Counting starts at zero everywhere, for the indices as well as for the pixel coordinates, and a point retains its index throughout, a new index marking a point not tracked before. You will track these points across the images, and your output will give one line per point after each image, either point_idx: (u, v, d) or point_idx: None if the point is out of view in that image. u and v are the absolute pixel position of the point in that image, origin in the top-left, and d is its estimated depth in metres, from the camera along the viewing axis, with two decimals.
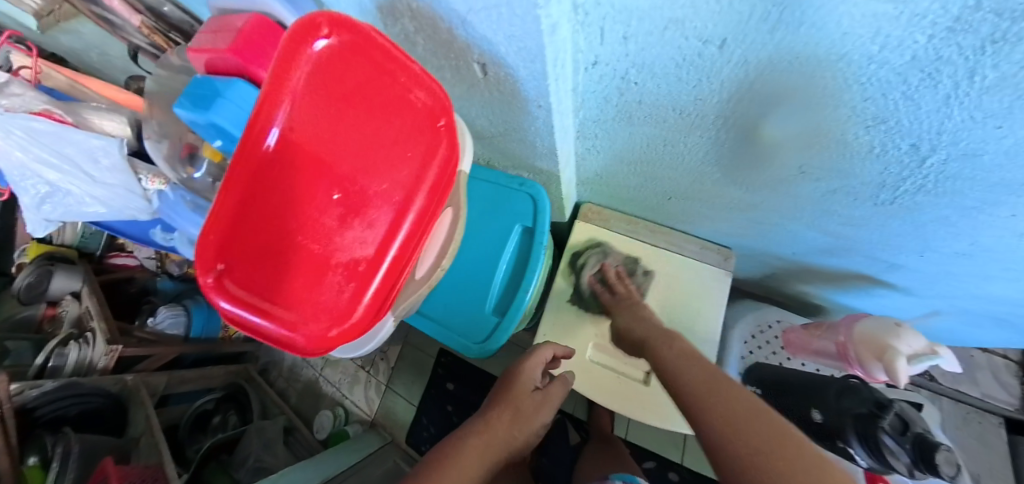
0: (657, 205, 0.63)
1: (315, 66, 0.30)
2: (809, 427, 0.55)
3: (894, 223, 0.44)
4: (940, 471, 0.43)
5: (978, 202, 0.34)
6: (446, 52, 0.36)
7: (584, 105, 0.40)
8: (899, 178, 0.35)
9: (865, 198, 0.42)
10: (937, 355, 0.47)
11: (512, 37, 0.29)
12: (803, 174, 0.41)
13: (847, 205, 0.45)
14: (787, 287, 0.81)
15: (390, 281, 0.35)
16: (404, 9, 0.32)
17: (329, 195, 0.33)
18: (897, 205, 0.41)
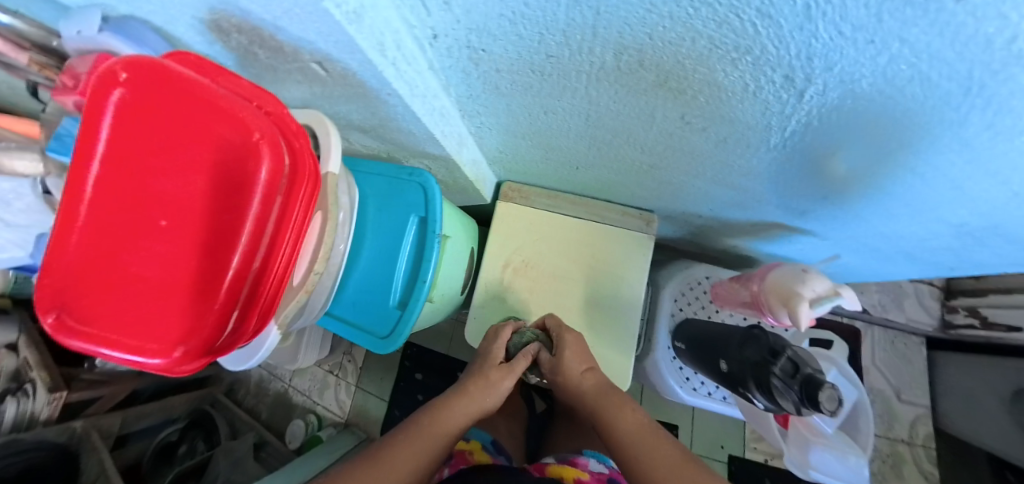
0: (569, 176, 0.62)
1: (124, 107, 0.29)
2: (723, 375, 0.58)
3: (783, 171, 0.44)
4: (821, 404, 0.44)
5: (844, 149, 0.34)
6: (278, 54, 0.34)
7: (449, 79, 0.39)
8: (784, 117, 0.33)
9: (726, 144, 0.41)
10: (838, 296, 0.49)
11: (316, 30, 0.26)
12: (687, 123, 0.38)
13: (727, 150, 0.42)
14: (719, 244, 0.83)
15: (233, 297, 0.31)
16: (227, 24, 0.29)
17: (156, 218, 0.30)
18: (805, 139, 0.35)
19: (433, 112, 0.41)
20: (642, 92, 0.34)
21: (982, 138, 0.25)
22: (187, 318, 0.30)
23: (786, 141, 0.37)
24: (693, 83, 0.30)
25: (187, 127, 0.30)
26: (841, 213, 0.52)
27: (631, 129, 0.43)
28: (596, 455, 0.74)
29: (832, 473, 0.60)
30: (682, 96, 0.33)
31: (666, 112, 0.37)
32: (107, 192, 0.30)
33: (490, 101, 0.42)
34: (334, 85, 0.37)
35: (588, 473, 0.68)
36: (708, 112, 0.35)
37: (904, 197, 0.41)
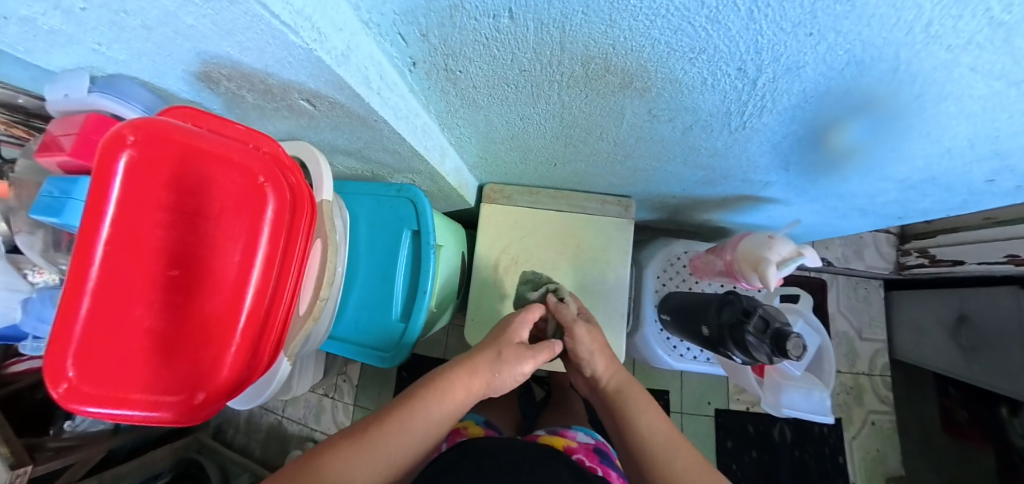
0: (548, 173, 0.65)
1: (132, 168, 0.29)
2: (704, 339, 0.64)
3: (743, 149, 0.50)
4: (789, 352, 0.50)
5: (789, 122, 0.40)
6: (269, 96, 0.37)
7: (428, 99, 0.40)
8: (742, 103, 0.37)
9: (685, 130, 0.46)
10: (800, 254, 0.58)
11: (309, 72, 0.29)
12: (652, 118, 0.43)
13: (689, 136, 0.47)
14: (693, 220, 0.90)
15: (251, 331, 0.34)
16: (218, 74, 0.34)
17: (166, 269, 0.31)
18: (755, 115, 0.40)
19: (416, 130, 0.43)
20: (609, 93, 0.38)
21: (907, 101, 0.31)
22: (214, 357, 0.33)
23: (744, 121, 0.41)
24: (656, 82, 0.34)
25: (195, 183, 0.32)
26: (799, 180, 0.59)
27: (603, 126, 0.46)
28: (583, 430, 0.80)
29: (799, 407, 0.66)
30: (647, 93, 0.37)
31: (635, 108, 0.41)
32: (111, 254, 0.29)
33: (468, 114, 0.44)
34: (322, 117, 0.39)
35: (576, 442, 0.73)
36: (673, 105, 0.39)
37: (847, 160, 0.47)
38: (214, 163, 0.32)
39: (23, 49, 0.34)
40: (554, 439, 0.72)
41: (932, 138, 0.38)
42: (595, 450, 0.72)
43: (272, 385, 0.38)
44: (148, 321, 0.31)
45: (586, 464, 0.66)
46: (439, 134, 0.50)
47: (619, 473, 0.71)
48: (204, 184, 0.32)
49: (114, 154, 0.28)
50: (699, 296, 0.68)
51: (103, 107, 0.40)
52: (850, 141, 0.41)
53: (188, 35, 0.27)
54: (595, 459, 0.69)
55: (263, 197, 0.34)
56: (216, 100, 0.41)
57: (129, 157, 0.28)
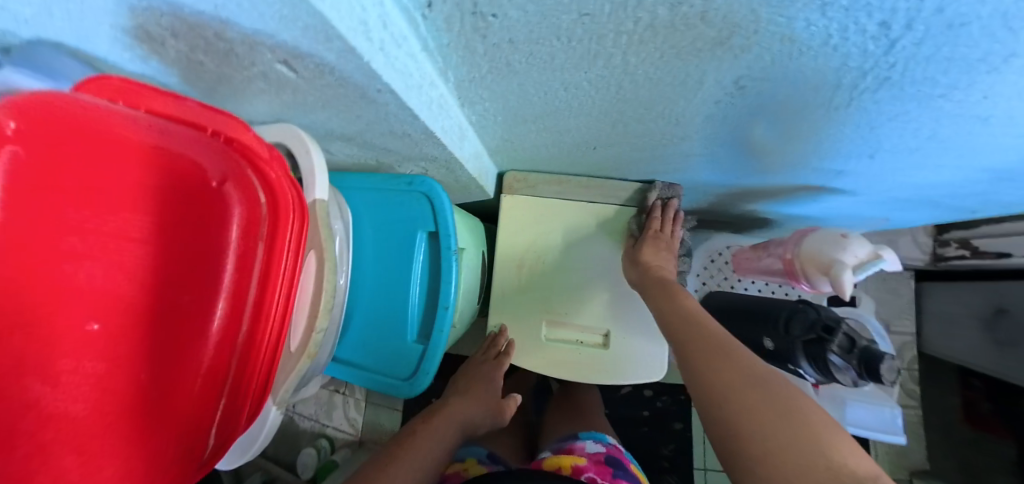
0: (581, 158, 0.56)
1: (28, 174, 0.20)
2: (765, 353, 0.57)
3: (834, 131, 0.40)
4: (881, 375, 0.44)
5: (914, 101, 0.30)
6: (234, 61, 0.27)
7: (446, 62, 0.30)
8: (862, 72, 0.27)
9: (773, 103, 0.35)
10: (881, 258, 0.48)
11: (278, 14, 0.18)
12: (736, 85, 0.33)
13: (770, 110, 0.37)
14: (734, 209, 0.82)
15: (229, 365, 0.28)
16: (158, 29, 0.24)
17: (84, 322, 0.23)
18: (880, 86, 0.29)
19: (430, 106, 0.33)
20: (692, 52, 0.28)
21: None
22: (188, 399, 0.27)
23: (854, 98, 0.32)
24: (763, 38, 0.24)
25: (132, 195, 0.25)
26: (884, 169, 0.50)
27: (669, 99, 0.37)
28: (592, 437, 0.73)
29: (865, 425, 0.62)
30: (743, 53, 0.27)
31: (718, 74, 0.31)
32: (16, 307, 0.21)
33: (498, 83, 0.33)
34: (310, 91, 0.29)
35: (585, 456, 0.67)
36: (770, 71, 0.30)
37: (975, 145, 0.38)
38: (153, 165, 0.26)
39: None
40: (560, 460, 0.66)
41: None
42: (606, 461, 0.66)
43: (258, 439, 0.31)
44: (83, 391, 0.23)
45: (598, 482, 0.60)
46: (456, 111, 0.40)
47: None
48: (145, 194, 0.25)
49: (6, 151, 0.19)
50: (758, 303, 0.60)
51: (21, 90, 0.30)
52: (976, 125, 0.32)
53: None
54: (608, 475, 0.62)
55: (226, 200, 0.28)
56: (169, 69, 0.31)
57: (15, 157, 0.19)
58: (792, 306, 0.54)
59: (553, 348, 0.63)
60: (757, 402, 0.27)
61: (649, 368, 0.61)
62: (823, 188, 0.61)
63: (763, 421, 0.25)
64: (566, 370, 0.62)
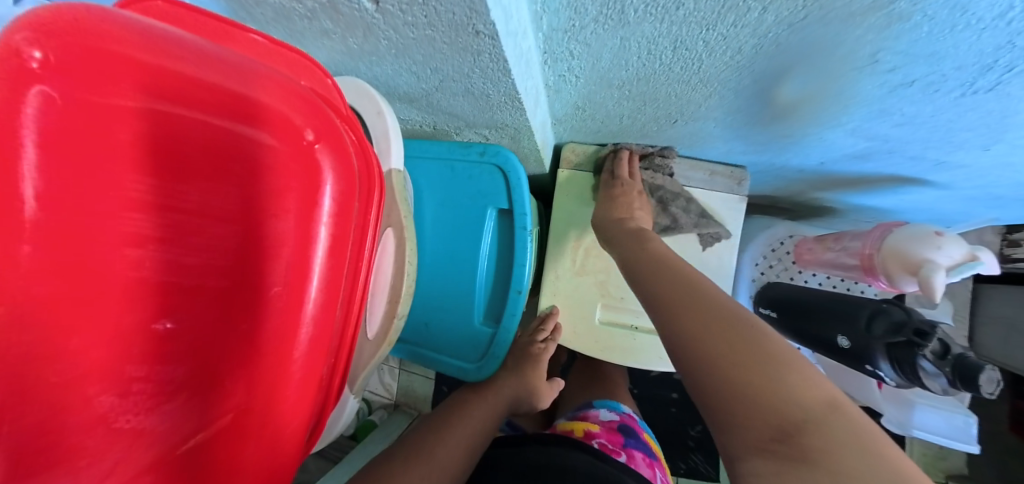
0: (656, 131, 0.52)
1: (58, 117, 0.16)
2: (836, 351, 0.51)
3: (969, 120, 0.33)
4: (979, 387, 0.39)
5: None
6: None
7: (545, 4, 0.25)
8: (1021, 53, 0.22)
9: (898, 84, 0.30)
10: (978, 259, 0.43)
11: None
12: (872, 62, 0.27)
13: (893, 91, 0.31)
14: (800, 196, 0.76)
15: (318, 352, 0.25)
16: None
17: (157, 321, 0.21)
18: (1018, 68, 0.24)
19: (520, 60, 0.28)
20: (843, 16, 0.23)
21: None
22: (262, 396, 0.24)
23: (1001, 83, 0.26)
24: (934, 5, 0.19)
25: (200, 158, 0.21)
26: (990, 163, 0.43)
27: (784, 70, 0.32)
28: (607, 406, 0.73)
29: (934, 429, 0.55)
30: (897, 22, 0.22)
31: (853, 46, 0.26)
32: (58, 286, 0.17)
33: (598, 36, 0.28)
34: (387, 33, 0.25)
35: (599, 424, 0.66)
36: (918, 47, 0.24)
37: None
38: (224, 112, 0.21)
39: None
40: (575, 425, 0.66)
41: None
42: (619, 429, 0.65)
43: (336, 426, 0.30)
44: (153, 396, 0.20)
45: (609, 448, 0.58)
46: (537, 70, 0.35)
47: (651, 455, 0.63)
48: (212, 155, 0.22)
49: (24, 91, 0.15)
50: (824, 299, 0.55)
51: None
52: None
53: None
54: (619, 442, 0.61)
55: (315, 166, 0.23)
56: (221, 3, 0.28)
57: (48, 100, 0.15)
58: (874, 303, 0.48)
59: (603, 332, 0.60)
60: (707, 321, 0.25)
61: None
62: (918, 181, 0.54)
63: (714, 352, 0.23)
64: (617, 354, 0.60)
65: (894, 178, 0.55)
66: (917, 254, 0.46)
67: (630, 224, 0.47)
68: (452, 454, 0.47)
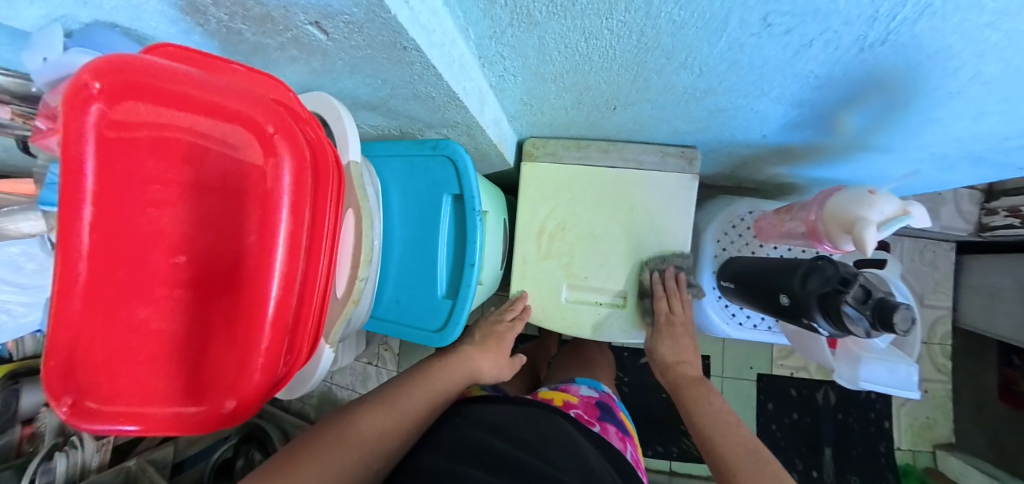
0: (602, 121, 0.58)
1: (107, 126, 0.22)
2: (783, 307, 0.55)
3: (877, 74, 0.38)
4: (894, 327, 0.40)
5: (944, 35, 0.29)
6: (270, 27, 0.28)
7: (467, 16, 0.30)
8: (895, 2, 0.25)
9: (801, 42, 0.34)
10: (909, 214, 0.46)
11: None
12: (768, 24, 0.31)
13: (806, 49, 0.35)
14: (760, 174, 0.81)
15: (279, 335, 0.25)
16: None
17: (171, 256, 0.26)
18: (908, 14, 0.27)
19: (452, 65, 0.34)
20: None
21: None
22: (231, 372, 0.25)
23: (892, 32, 0.30)
24: None
25: (193, 146, 0.25)
26: (917, 118, 0.47)
27: (690, 47, 0.36)
28: (587, 384, 0.77)
29: (880, 381, 0.58)
30: None
31: (746, 15, 0.30)
32: (99, 241, 0.23)
33: (519, 37, 0.34)
34: (339, 55, 0.31)
35: (577, 397, 0.70)
36: (802, 6, 0.28)
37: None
38: (208, 116, 0.24)
39: None
40: (554, 395, 0.70)
41: None
42: (596, 405, 0.69)
43: (313, 377, 0.35)
44: (171, 309, 0.26)
45: (584, 419, 0.63)
46: (477, 72, 0.41)
47: (623, 431, 0.67)
48: (206, 143, 0.25)
49: (84, 109, 0.20)
50: (773, 263, 0.59)
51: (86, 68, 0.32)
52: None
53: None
54: (594, 414, 0.65)
55: (273, 151, 0.25)
56: (214, 42, 0.33)
57: (101, 114, 0.21)
58: (812, 261, 0.51)
59: (575, 309, 0.66)
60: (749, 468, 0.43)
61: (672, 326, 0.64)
62: (857, 146, 0.59)
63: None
64: (585, 329, 0.66)
65: (837, 145, 0.60)
66: (856, 211, 0.50)
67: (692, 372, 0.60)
68: (415, 402, 0.52)
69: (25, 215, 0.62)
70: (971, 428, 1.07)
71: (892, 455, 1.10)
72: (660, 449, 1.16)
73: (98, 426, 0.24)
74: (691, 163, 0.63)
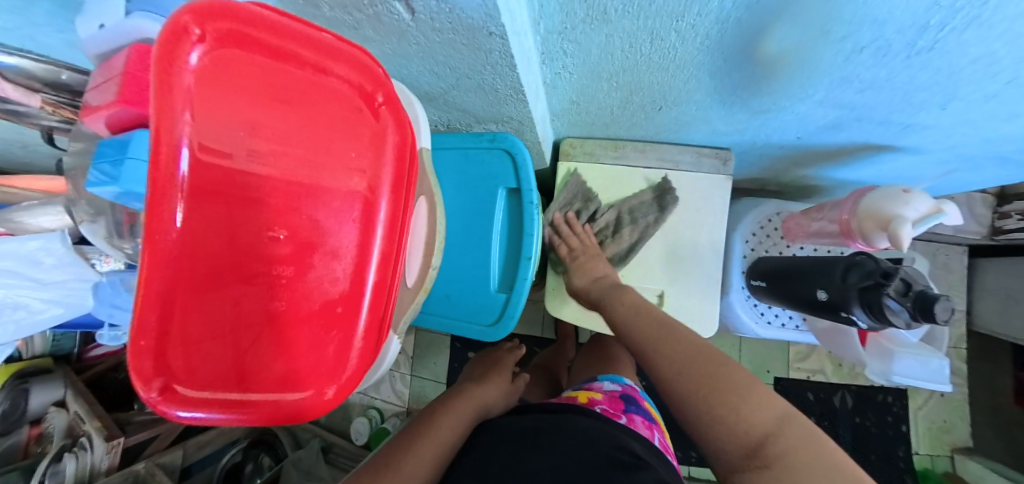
0: (644, 120, 0.59)
1: (208, 75, 0.20)
2: (817, 303, 0.56)
3: (919, 79, 0.39)
4: (936, 317, 0.42)
5: (995, 44, 0.30)
6: (356, 5, 0.28)
7: (542, 10, 0.32)
8: (949, 13, 0.27)
9: (852, 49, 0.35)
10: (941, 211, 0.48)
11: None
12: (825, 31, 0.33)
13: (856, 56, 0.36)
14: (786, 176, 0.81)
15: (376, 313, 0.29)
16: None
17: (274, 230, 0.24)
18: (959, 25, 0.28)
19: (523, 57, 0.35)
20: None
21: None
22: (332, 355, 0.27)
23: (939, 41, 0.31)
24: None
25: (297, 95, 0.24)
26: (953, 120, 0.49)
27: (761, 47, 0.37)
28: (609, 378, 0.77)
29: (914, 375, 0.58)
30: None
31: (806, 20, 0.31)
32: (205, 201, 0.21)
33: (586, 33, 0.35)
34: (418, 37, 0.31)
35: (602, 392, 0.71)
36: (857, 15, 0.29)
37: None
38: (313, 80, 0.24)
39: None
40: (579, 393, 0.71)
41: None
42: (621, 397, 0.69)
43: (382, 368, 0.35)
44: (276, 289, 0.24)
45: (609, 412, 0.62)
46: (535, 68, 0.43)
47: (648, 417, 0.67)
48: (307, 97, 0.24)
49: (183, 53, 0.18)
50: (805, 260, 0.60)
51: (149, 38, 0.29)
52: None
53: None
54: (620, 407, 0.65)
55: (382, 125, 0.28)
56: None
57: (201, 61, 0.19)
58: (848, 257, 0.53)
59: None
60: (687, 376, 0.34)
61: (706, 323, 0.65)
62: (887, 147, 0.60)
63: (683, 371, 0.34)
64: None
65: (867, 147, 0.61)
66: (886, 210, 0.52)
67: (608, 281, 0.59)
68: (421, 465, 0.45)
69: (47, 209, 0.50)
70: (988, 432, 1.07)
71: (911, 460, 1.09)
72: (678, 454, 1.16)
73: (189, 414, 0.22)
74: (724, 163, 0.64)
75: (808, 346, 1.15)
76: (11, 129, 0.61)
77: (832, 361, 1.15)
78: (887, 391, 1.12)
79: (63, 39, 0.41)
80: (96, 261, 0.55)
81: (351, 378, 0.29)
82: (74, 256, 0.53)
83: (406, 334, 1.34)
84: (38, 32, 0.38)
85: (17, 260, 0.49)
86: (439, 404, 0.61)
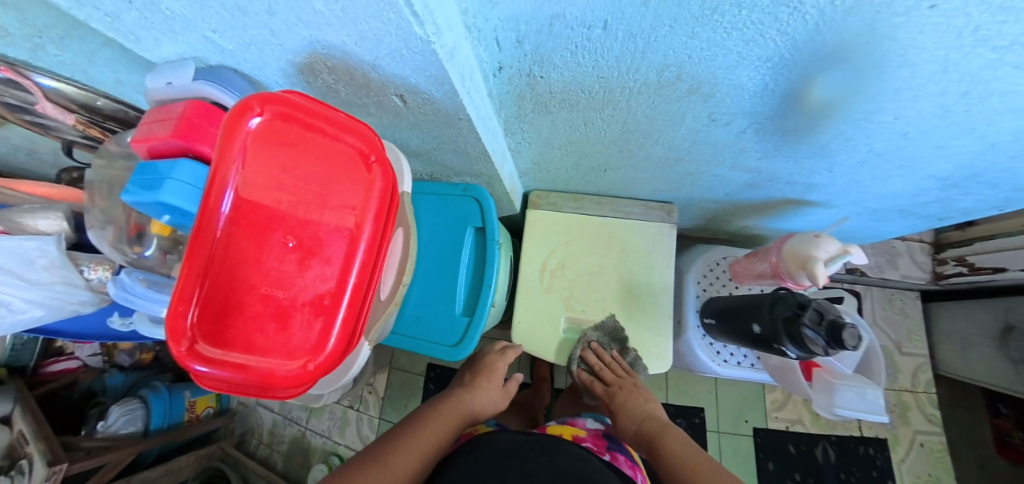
0: (597, 179, 0.70)
1: (256, 135, 0.28)
2: (754, 337, 0.62)
3: (798, 150, 0.50)
4: (844, 343, 0.48)
5: (840, 124, 0.42)
6: (364, 93, 0.38)
7: (503, 104, 0.44)
8: (794, 108, 0.39)
9: (739, 132, 0.46)
10: (849, 253, 0.57)
11: (414, 67, 0.29)
12: (709, 121, 0.44)
13: (749, 139, 0.48)
14: (730, 226, 0.92)
15: (354, 312, 0.34)
16: (321, 66, 0.33)
17: (283, 241, 0.30)
18: (813, 112, 0.39)
19: (489, 132, 0.45)
20: (673, 99, 0.39)
21: (937, 73, 0.29)
22: (310, 343, 0.32)
23: (798, 125, 0.42)
24: (720, 87, 0.36)
25: (316, 149, 0.31)
26: (845, 181, 0.60)
27: (661, 130, 0.48)
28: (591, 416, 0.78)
29: (854, 407, 0.64)
30: (709, 97, 0.39)
31: (695, 112, 0.42)
32: (235, 218, 0.28)
33: (536, 118, 0.47)
34: (408, 116, 0.41)
35: (585, 430, 0.71)
36: (731, 109, 0.41)
37: (912, 155, 0.48)
38: (327, 138, 0.31)
39: (135, 37, 0.36)
40: (563, 429, 0.70)
41: (978, 134, 0.40)
42: (604, 436, 0.70)
43: (353, 369, 0.41)
44: (280, 282, 0.30)
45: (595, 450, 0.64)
46: (502, 139, 0.54)
47: (631, 459, 0.68)
48: (323, 150, 0.31)
49: (245, 122, 0.27)
50: (748, 295, 0.67)
51: (205, 94, 0.38)
52: (902, 139, 0.44)
53: (309, 22, 0.26)
54: (604, 446, 0.66)
55: (375, 174, 0.34)
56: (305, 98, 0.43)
57: (256, 126, 0.28)
58: (777, 292, 0.60)
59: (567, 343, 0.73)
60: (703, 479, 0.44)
61: (660, 358, 0.71)
62: (805, 201, 0.71)
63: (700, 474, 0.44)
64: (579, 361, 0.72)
65: (791, 200, 0.72)
66: (810, 248, 0.60)
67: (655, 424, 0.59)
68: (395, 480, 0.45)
69: (46, 213, 0.63)
70: None
71: None
72: None
73: (205, 367, 0.29)
74: (669, 214, 0.75)
75: (783, 394, 1.17)
76: (32, 139, 0.70)
77: (808, 409, 1.16)
78: (867, 443, 1.12)
79: (112, 77, 0.51)
80: (83, 267, 0.64)
81: (324, 362, 0.33)
82: (65, 260, 0.62)
83: (379, 372, 1.31)
84: (93, 69, 0.48)
85: (12, 258, 0.58)
86: (425, 412, 0.60)
